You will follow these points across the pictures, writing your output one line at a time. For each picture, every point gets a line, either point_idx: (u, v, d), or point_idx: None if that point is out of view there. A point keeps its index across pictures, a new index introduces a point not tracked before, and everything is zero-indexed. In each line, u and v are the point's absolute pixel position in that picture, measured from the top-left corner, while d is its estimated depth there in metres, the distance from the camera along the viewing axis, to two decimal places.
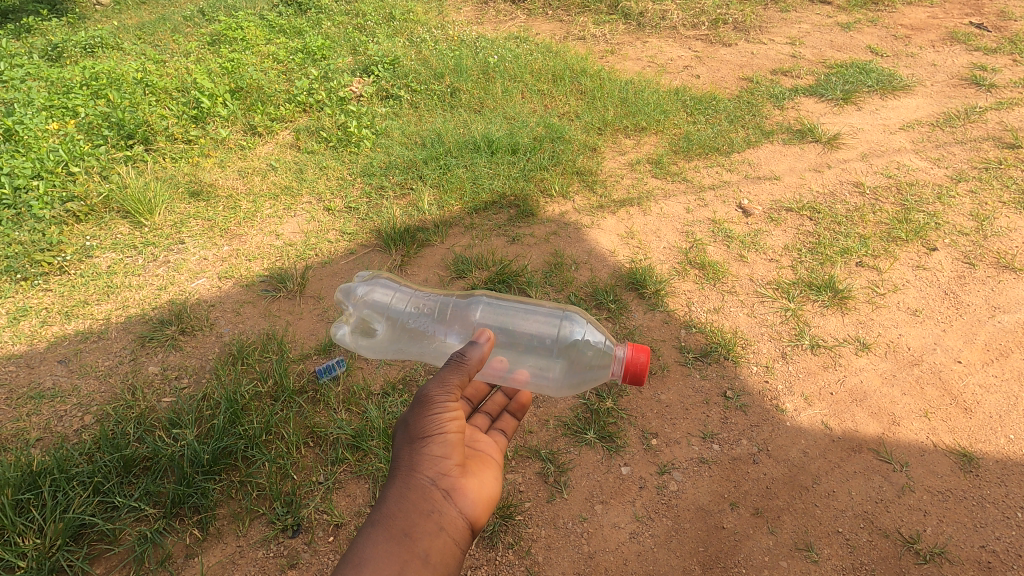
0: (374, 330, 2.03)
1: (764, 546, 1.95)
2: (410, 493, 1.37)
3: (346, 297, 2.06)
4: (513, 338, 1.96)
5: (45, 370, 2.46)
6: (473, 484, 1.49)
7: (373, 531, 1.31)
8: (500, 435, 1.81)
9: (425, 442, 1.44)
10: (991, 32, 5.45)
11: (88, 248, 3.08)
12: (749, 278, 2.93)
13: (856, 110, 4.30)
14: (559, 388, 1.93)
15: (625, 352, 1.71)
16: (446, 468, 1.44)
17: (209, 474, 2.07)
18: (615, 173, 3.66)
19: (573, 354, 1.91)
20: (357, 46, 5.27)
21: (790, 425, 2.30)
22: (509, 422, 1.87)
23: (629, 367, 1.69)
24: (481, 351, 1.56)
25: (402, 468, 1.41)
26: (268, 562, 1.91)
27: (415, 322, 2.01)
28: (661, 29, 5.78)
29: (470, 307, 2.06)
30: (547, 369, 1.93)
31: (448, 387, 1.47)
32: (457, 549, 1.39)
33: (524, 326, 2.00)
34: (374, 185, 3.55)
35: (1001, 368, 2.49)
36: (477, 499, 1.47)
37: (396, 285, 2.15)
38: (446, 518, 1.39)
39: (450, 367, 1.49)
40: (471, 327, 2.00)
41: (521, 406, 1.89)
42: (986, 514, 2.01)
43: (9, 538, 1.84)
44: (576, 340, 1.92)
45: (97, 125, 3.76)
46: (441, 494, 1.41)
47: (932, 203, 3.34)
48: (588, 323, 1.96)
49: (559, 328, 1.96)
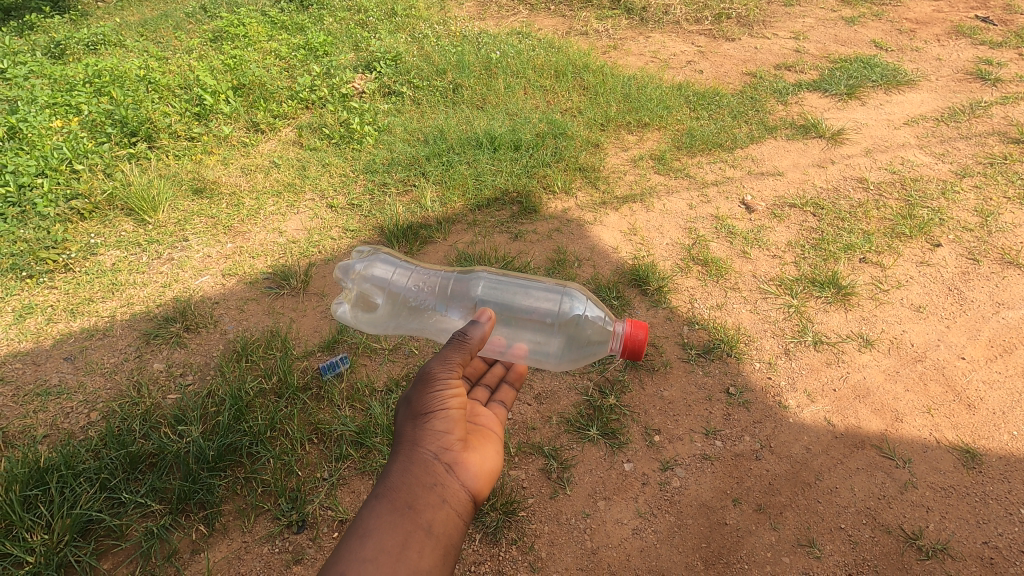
0: (373, 306, 2.03)
1: (766, 542, 1.95)
2: (412, 467, 1.37)
3: (345, 273, 2.06)
4: (513, 313, 1.98)
5: (51, 367, 2.48)
6: (475, 458, 1.48)
7: (376, 504, 1.31)
8: (499, 407, 1.79)
9: (427, 417, 1.44)
10: (997, 26, 5.41)
11: (92, 246, 3.09)
12: (751, 274, 2.92)
13: (860, 105, 4.28)
14: (559, 363, 1.94)
15: (624, 328, 1.72)
16: (448, 443, 1.44)
17: (215, 471, 2.09)
18: (618, 169, 3.66)
19: (573, 330, 1.92)
20: (359, 42, 5.26)
21: (793, 421, 2.30)
22: (508, 392, 1.86)
23: (628, 343, 1.71)
24: (483, 330, 1.59)
25: (405, 443, 1.42)
26: (273, 557, 1.92)
27: (415, 298, 2.01)
28: (664, 24, 5.75)
29: (471, 283, 2.06)
30: (547, 344, 1.94)
31: (450, 365, 1.50)
32: (460, 521, 1.38)
33: (524, 301, 2.01)
34: (376, 182, 3.55)
35: (1004, 365, 2.48)
36: (479, 473, 1.47)
37: (396, 260, 2.14)
38: (449, 491, 1.38)
39: (451, 346, 1.53)
40: (471, 303, 2.01)
41: (518, 376, 1.90)
42: (989, 511, 2.01)
43: (18, 534, 1.85)
44: (577, 316, 1.92)
45: (101, 123, 3.78)
46: (443, 468, 1.40)
47: (936, 199, 3.33)
48: (589, 300, 1.96)
49: (559, 304, 1.96)
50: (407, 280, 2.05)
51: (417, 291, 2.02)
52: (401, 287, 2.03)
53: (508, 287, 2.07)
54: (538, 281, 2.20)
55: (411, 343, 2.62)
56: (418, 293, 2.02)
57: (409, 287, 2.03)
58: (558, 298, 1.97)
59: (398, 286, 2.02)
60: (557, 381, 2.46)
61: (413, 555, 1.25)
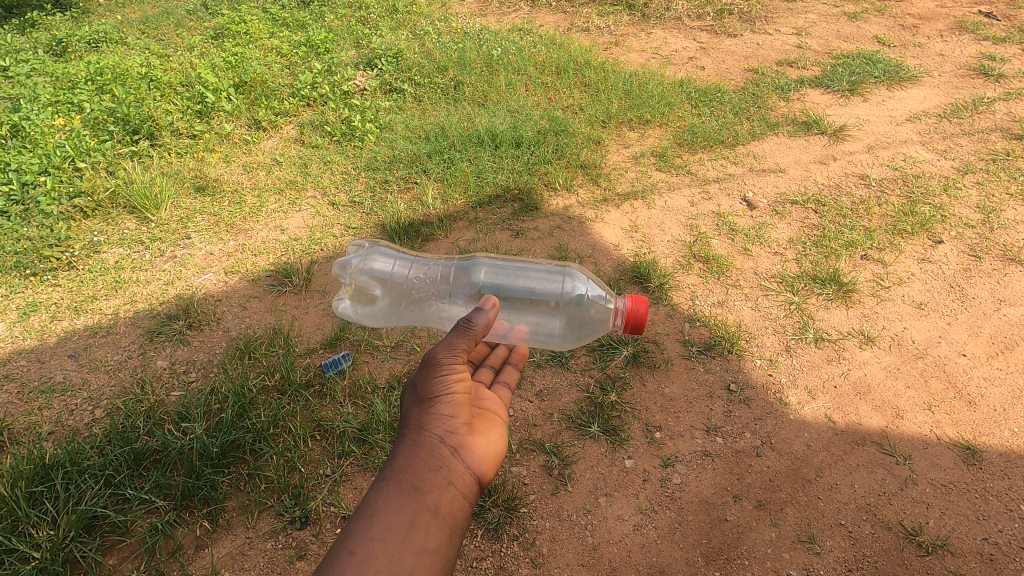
0: (374, 298, 2.05)
1: (766, 538, 1.96)
2: (419, 450, 1.37)
3: (342, 269, 2.05)
4: (514, 295, 1.97)
5: (55, 365, 2.49)
6: (481, 441, 1.48)
7: (384, 485, 1.32)
8: (503, 388, 1.81)
9: (433, 401, 1.45)
10: (1000, 21, 5.39)
11: (95, 244, 3.11)
12: (752, 271, 2.93)
13: (862, 102, 4.27)
14: (562, 342, 1.99)
15: (625, 303, 1.73)
16: (453, 426, 1.44)
17: (219, 467, 2.11)
18: (619, 166, 3.66)
19: (574, 311, 1.95)
20: (360, 39, 5.26)
21: (793, 418, 2.31)
22: (511, 373, 1.87)
23: (629, 318, 1.71)
24: (488, 316, 1.58)
25: (411, 426, 1.42)
26: (277, 553, 1.94)
27: (416, 289, 2.02)
28: (666, 20, 5.74)
29: (472, 269, 2.06)
30: (548, 325, 1.97)
31: (455, 350, 1.50)
32: (466, 503, 1.38)
33: (525, 282, 2.00)
34: (378, 179, 3.56)
35: (1005, 361, 2.48)
36: (484, 455, 1.46)
37: (394, 253, 2.13)
38: (455, 473, 1.38)
39: (457, 332, 1.53)
40: (472, 289, 2.01)
41: (521, 357, 1.91)
42: (989, 507, 2.02)
43: (23, 530, 1.87)
44: (579, 297, 1.95)
45: (103, 121, 3.80)
46: (448, 451, 1.40)
47: (938, 195, 3.33)
48: (590, 280, 2.00)
49: (561, 284, 1.98)
50: (407, 271, 2.05)
51: (418, 281, 2.03)
52: (402, 278, 2.04)
53: (510, 269, 2.07)
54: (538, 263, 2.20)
55: (413, 341, 2.63)
56: (419, 283, 2.03)
57: (410, 278, 2.04)
58: (559, 279, 2.00)
59: (399, 277, 2.03)
60: (559, 377, 2.47)
61: (419, 536, 1.26)
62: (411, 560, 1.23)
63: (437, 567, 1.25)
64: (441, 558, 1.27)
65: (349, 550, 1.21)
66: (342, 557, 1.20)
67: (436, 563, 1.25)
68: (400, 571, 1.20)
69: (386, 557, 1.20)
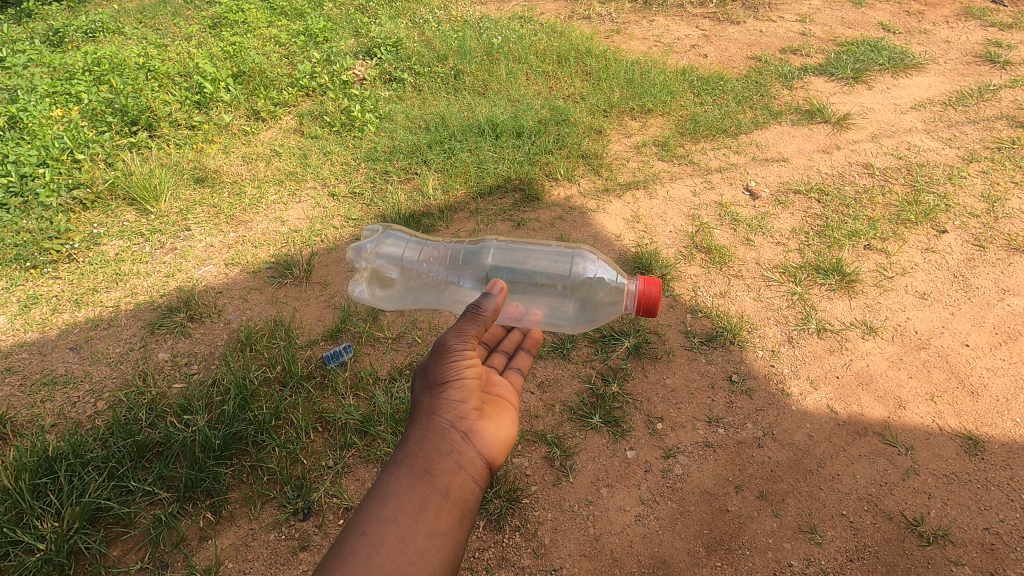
0: (389, 281, 2.05)
1: (767, 528, 1.96)
2: (429, 435, 1.37)
3: (357, 254, 2.11)
4: (523, 279, 1.96)
5: (57, 357, 2.50)
6: (491, 426, 1.46)
7: (396, 468, 1.32)
8: (515, 373, 1.79)
9: (443, 386, 1.44)
10: (1007, 6, 5.33)
11: (95, 236, 3.10)
12: (755, 262, 2.91)
13: (867, 89, 4.23)
14: (574, 325, 1.94)
15: (637, 286, 1.71)
16: (464, 412, 1.43)
17: (221, 459, 2.10)
18: (621, 155, 3.63)
19: (585, 294, 1.93)
20: (359, 27, 5.21)
21: (796, 409, 2.30)
22: (525, 359, 1.85)
23: (641, 299, 1.70)
24: (496, 301, 1.57)
25: (422, 412, 1.42)
26: (279, 544, 1.94)
27: (428, 272, 2.01)
28: (668, 7, 5.67)
29: (481, 252, 2.06)
30: (561, 308, 1.94)
31: (465, 336, 1.49)
32: (476, 488, 1.37)
33: (533, 266, 2.00)
34: (378, 170, 3.55)
35: (1009, 352, 2.47)
36: (495, 441, 1.45)
37: (407, 239, 2.16)
38: (465, 457, 1.37)
39: (466, 318, 1.52)
40: (482, 272, 1.99)
41: (534, 342, 1.89)
42: (991, 497, 2.02)
43: (28, 521, 1.88)
44: (589, 279, 1.93)
45: (101, 111, 3.77)
46: (459, 435, 1.39)
47: (942, 184, 3.31)
48: (600, 261, 1.97)
49: (570, 265, 1.96)
50: (418, 255, 2.06)
51: (429, 264, 2.04)
52: (413, 262, 2.04)
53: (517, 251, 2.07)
54: (548, 244, 2.18)
55: (414, 332, 2.62)
56: (430, 266, 2.03)
57: (420, 261, 2.04)
58: (568, 260, 1.97)
59: (411, 261, 2.04)
60: (560, 369, 2.46)
61: (431, 518, 1.26)
62: (422, 541, 1.23)
63: (448, 549, 1.25)
64: (451, 540, 1.26)
65: (361, 530, 1.21)
66: (354, 536, 1.20)
67: (445, 546, 1.25)
68: (411, 551, 1.20)
69: (397, 538, 1.21)
